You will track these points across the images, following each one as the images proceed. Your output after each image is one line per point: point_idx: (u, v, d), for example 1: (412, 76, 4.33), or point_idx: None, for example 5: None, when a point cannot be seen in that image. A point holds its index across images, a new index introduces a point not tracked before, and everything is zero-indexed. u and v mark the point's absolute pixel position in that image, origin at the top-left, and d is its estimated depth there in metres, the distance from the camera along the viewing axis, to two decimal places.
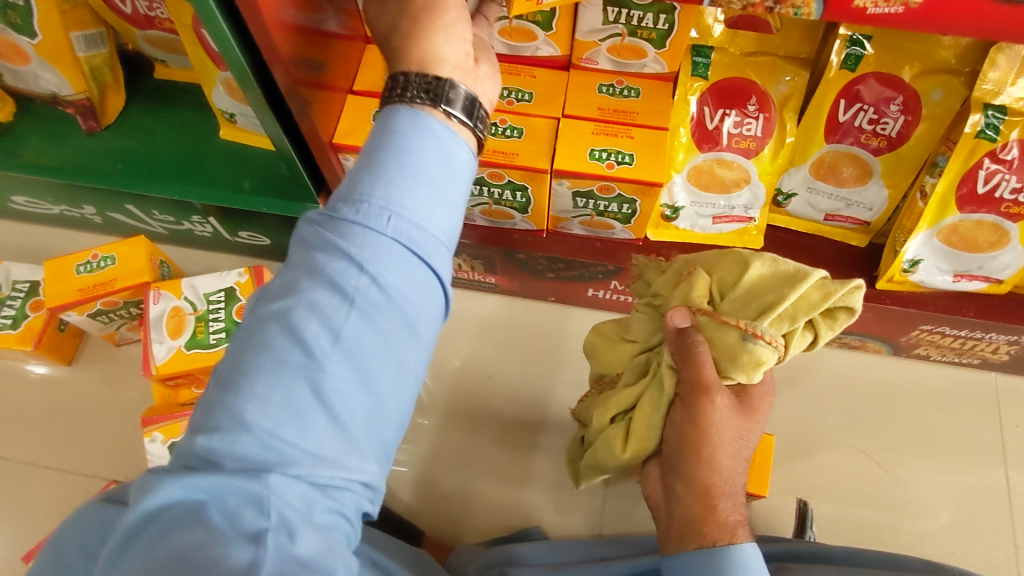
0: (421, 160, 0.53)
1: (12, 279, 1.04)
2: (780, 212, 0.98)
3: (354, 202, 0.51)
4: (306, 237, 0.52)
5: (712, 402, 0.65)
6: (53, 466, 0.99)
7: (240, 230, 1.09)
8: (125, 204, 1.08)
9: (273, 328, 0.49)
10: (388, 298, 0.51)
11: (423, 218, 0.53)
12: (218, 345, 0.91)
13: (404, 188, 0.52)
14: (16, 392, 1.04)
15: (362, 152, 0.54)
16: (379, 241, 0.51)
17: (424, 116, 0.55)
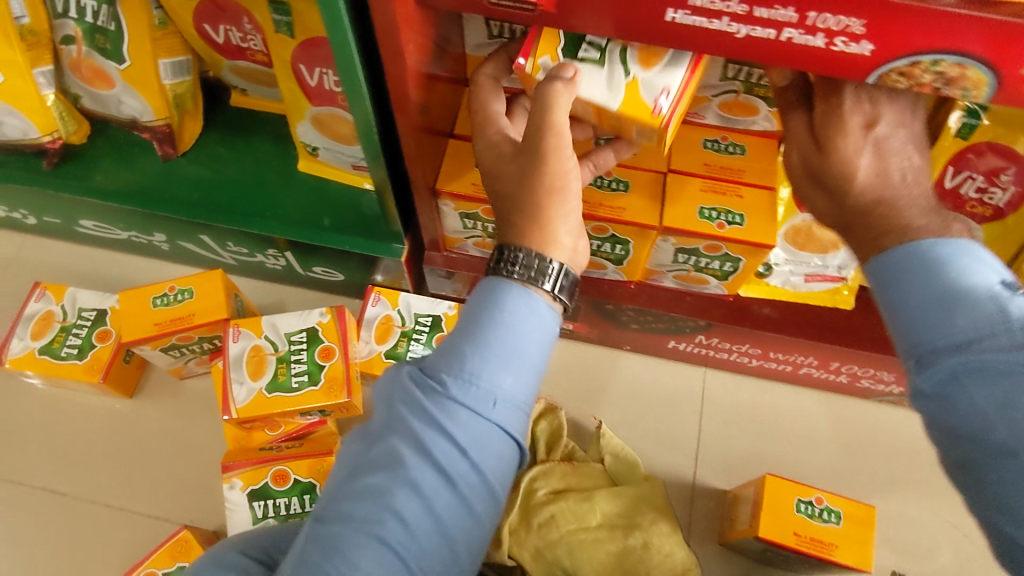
0: (522, 341, 0.57)
1: (78, 307, 1.01)
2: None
3: (459, 382, 0.56)
4: (406, 401, 0.56)
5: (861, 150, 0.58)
6: (114, 505, 0.97)
7: (314, 265, 1.07)
8: (198, 234, 1.05)
9: (372, 496, 0.53)
10: (479, 476, 0.56)
11: (518, 400, 0.57)
12: (301, 389, 0.89)
13: (505, 375, 0.56)
14: (78, 423, 1.02)
15: (463, 323, 0.58)
16: (476, 424, 0.55)
17: (532, 298, 0.59)
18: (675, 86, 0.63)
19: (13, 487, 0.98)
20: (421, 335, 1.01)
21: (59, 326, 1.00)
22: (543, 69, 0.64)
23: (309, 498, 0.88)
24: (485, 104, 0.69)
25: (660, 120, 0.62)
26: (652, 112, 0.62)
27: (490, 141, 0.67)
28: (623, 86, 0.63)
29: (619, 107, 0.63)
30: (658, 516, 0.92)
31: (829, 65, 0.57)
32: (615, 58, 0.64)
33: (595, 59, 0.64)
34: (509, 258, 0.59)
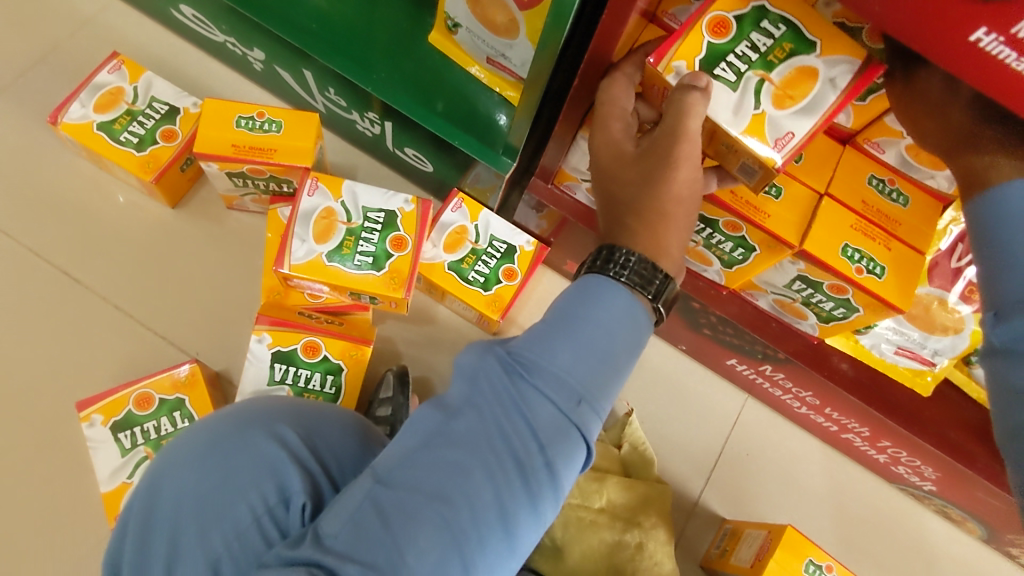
0: (619, 348, 0.54)
1: (151, 95, 0.93)
2: (972, 379, 0.89)
3: (551, 375, 0.50)
4: (486, 382, 0.51)
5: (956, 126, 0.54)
6: (125, 310, 0.91)
7: (406, 147, 0.99)
8: (300, 68, 0.96)
9: (439, 476, 0.48)
10: (555, 475, 0.49)
11: (603, 402, 0.52)
12: (361, 270, 0.82)
13: (596, 372, 0.52)
14: (113, 214, 0.95)
15: (562, 316, 0.53)
16: (559, 420, 0.50)
17: (635, 303, 0.56)
18: (800, 134, 0.59)
19: (27, 254, 0.92)
20: (490, 259, 0.95)
21: (126, 108, 0.91)
22: (676, 73, 0.59)
23: (331, 379, 0.82)
24: (610, 98, 0.65)
25: (773, 163, 0.59)
26: (771, 152, 0.58)
27: (611, 139, 0.64)
28: (748, 118, 0.59)
29: (739, 135, 0.59)
30: (660, 521, 0.89)
31: (997, 86, 0.43)
32: (751, 88, 0.59)
33: (729, 83, 0.58)
34: (618, 260, 0.57)
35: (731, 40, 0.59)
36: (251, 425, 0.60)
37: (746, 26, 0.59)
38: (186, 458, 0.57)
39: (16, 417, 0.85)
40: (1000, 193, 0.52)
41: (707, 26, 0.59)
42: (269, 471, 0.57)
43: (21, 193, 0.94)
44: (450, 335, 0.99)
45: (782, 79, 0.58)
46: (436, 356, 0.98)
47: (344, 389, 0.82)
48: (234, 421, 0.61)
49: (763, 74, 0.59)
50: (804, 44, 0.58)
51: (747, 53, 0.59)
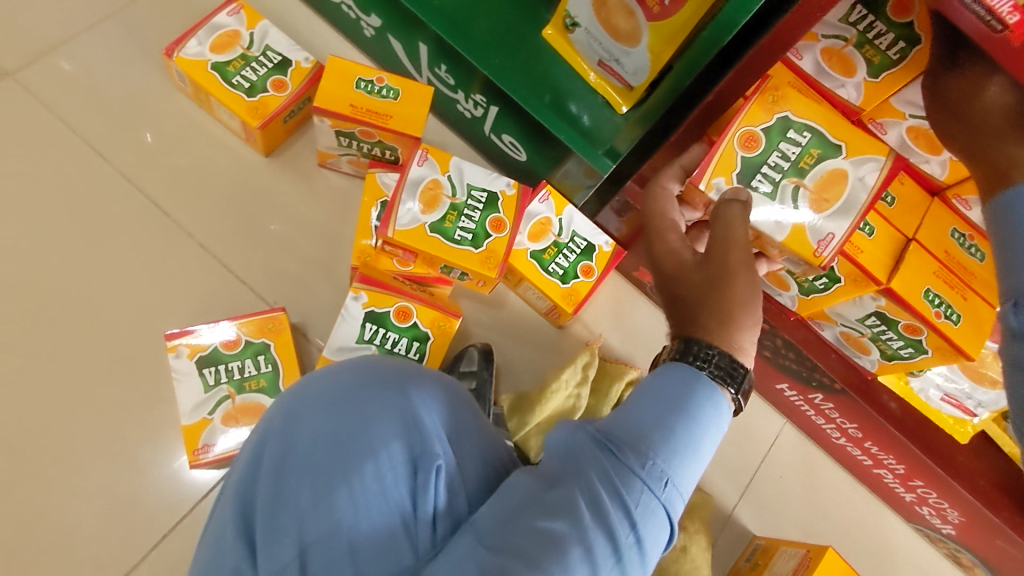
0: (704, 436, 0.57)
1: (266, 44, 0.94)
2: (1006, 433, 0.92)
3: (642, 456, 0.53)
4: (580, 458, 0.54)
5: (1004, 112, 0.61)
6: (207, 249, 0.92)
7: (504, 134, 1.02)
8: (415, 40, 0.98)
9: (535, 543, 0.49)
10: (645, 555, 0.51)
11: (686, 488, 0.55)
12: (461, 245, 0.84)
13: (685, 463, 0.55)
14: (207, 153, 0.95)
15: (650, 402, 0.58)
16: (654, 504, 0.52)
17: (718, 395, 0.59)
18: (839, 233, 0.74)
19: (120, 179, 0.92)
20: (570, 255, 0.97)
21: (241, 52, 0.92)
22: (716, 188, 0.75)
23: (416, 346, 0.84)
24: (662, 211, 0.77)
25: (820, 259, 0.74)
26: (814, 250, 0.74)
27: (670, 248, 0.72)
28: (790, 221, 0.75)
29: (784, 239, 0.75)
30: (702, 528, 0.93)
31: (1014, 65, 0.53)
32: (787, 195, 0.75)
33: (767, 193, 0.75)
34: (697, 352, 0.61)
35: (761, 154, 0.76)
36: (383, 385, 0.58)
37: (774, 138, 0.76)
38: (318, 409, 0.55)
39: (90, 337, 0.85)
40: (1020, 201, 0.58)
41: (738, 142, 0.76)
42: (402, 436, 0.54)
43: (118, 118, 0.94)
44: (516, 322, 1.02)
45: (813, 184, 0.75)
46: (501, 340, 1.00)
47: (427, 358, 0.84)
48: (367, 378, 0.58)
49: (796, 181, 0.75)
50: (828, 148, 0.76)
51: (778, 162, 0.76)
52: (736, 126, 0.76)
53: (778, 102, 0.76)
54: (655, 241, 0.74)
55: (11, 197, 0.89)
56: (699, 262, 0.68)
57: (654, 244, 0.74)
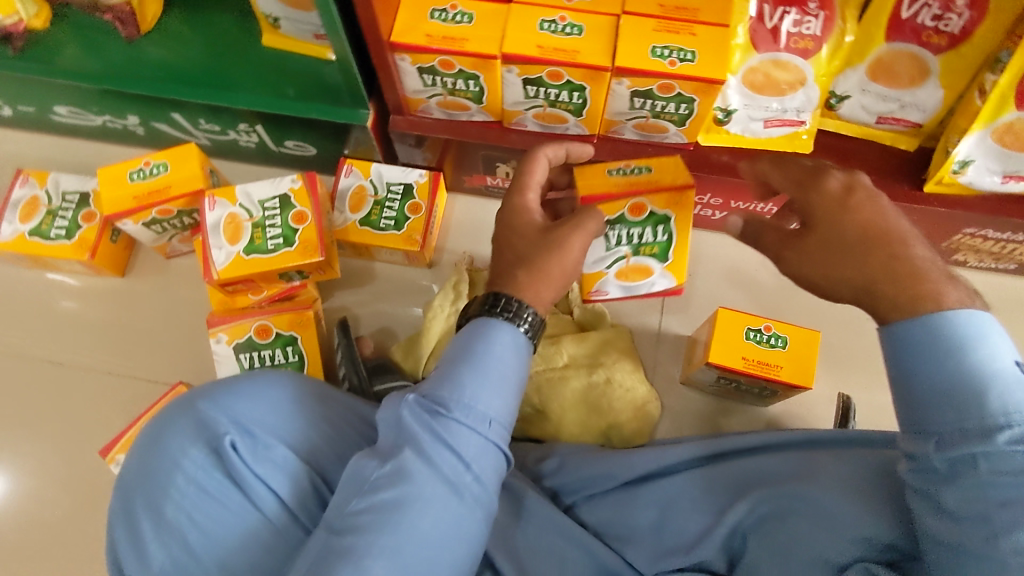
0: (513, 367, 0.64)
1: (62, 191, 1.04)
2: (838, 119, 0.98)
3: (462, 407, 0.61)
4: (407, 423, 0.61)
5: (884, 250, 0.59)
6: (116, 373, 1.03)
7: (286, 141, 1.10)
8: (169, 113, 1.08)
9: (381, 510, 0.58)
10: (483, 486, 0.61)
11: (510, 418, 0.64)
12: (277, 252, 0.93)
13: (500, 400, 0.63)
14: (76, 300, 1.07)
15: (461, 350, 0.64)
16: (479, 444, 0.61)
17: (520, 330, 0.65)
18: (611, 295, 0.87)
19: (18, 359, 1.04)
20: (394, 204, 1.05)
21: (47, 209, 1.03)
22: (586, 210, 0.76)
23: (292, 349, 0.94)
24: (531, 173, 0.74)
25: (587, 298, 0.88)
26: (589, 295, 0.88)
27: (525, 206, 0.72)
28: (598, 268, 0.85)
29: (585, 273, 0.86)
30: (621, 356, 1.00)
31: None
32: (613, 254, 0.84)
33: (604, 242, 0.84)
34: (503, 301, 0.65)
35: (636, 220, 0.82)
36: (178, 408, 0.68)
37: (648, 220, 0.82)
38: (136, 452, 0.67)
39: (63, 489, 0.98)
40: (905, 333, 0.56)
41: (628, 205, 0.81)
42: (200, 437, 0.65)
43: None
44: (389, 284, 1.10)
45: (633, 263, 0.85)
46: (389, 304, 1.09)
47: (305, 352, 0.94)
48: (167, 412, 0.69)
49: (628, 254, 0.84)
50: (661, 253, 0.84)
51: (630, 236, 0.83)
52: (641, 194, 0.80)
53: (677, 202, 0.81)
54: (515, 191, 0.73)
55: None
56: (542, 233, 0.69)
57: (513, 196, 0.73)
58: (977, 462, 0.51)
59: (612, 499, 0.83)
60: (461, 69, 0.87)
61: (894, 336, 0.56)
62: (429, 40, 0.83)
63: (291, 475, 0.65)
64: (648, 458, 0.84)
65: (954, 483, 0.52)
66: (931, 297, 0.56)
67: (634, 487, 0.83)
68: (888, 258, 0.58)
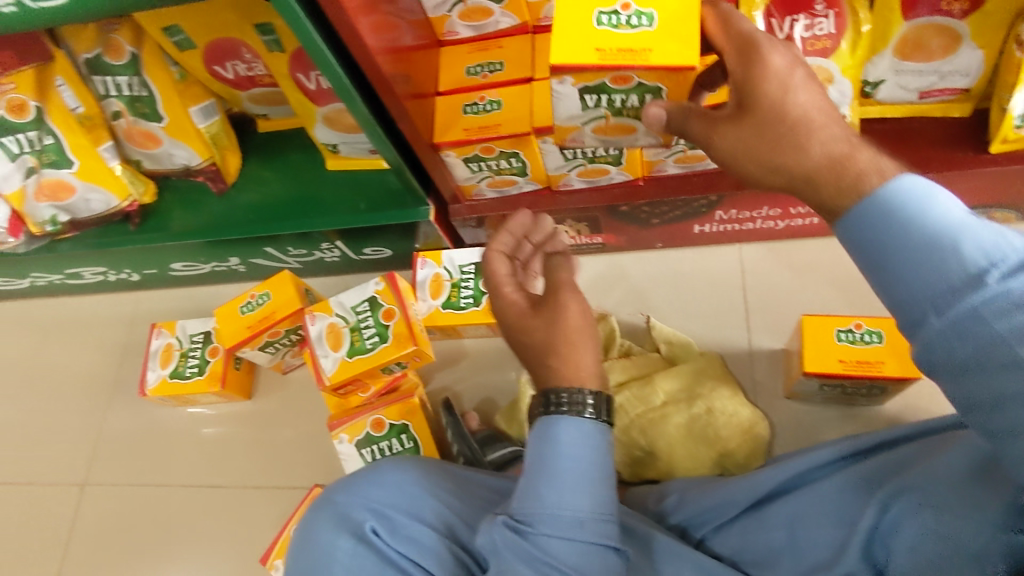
0: (589, 460, 0.61)
1: (189, 333, 1.19)
2: (875, 104, 0.99)
3: (548, 518, 0.59)
4: (502, 549, 0.60)
5: (813, 143, 0.53)
6: (259, 486, 1.14)
7: (364, 248, 1.21)
8: (263, 248, 1.22)
9: None
10: None
11: (603, 511, 0.61)
12: (376, 348, 1.02)
13: (585, 499, 0.60)
14: (217, 428, 1.21)
15: (533, 460, 0.62)
16: (575, 549, 0.59)
17: (584, 420, 0.62)
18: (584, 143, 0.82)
19: (175, 489, 1.17)
20: (469, 282, 1.13)
21: (179, 352, 1.18)
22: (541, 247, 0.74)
23: (406, 436, 1.01)
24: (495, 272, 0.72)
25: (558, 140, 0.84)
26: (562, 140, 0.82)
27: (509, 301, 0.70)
28: (571, 124, 0.77)
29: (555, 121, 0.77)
30: (717, 382, 1.01)
31: None
32: (588, 116, 0.75)
33: (584, 105, 0.72)
34: (555, 400, 0.62)
35: (620, 87, 0.68)
36: (319, 507, 0.75)
37: (636, 91, 0.68)
38: (288, 558, 0.73)
39: None
40: (866, 212, 0.47)
41: (613, 77, 0.66)
42: (343, 528, 0.71)
43: (151, 454, 1.21)
44: (482, 357, 1.16)
45: (613, 124, 0.75)
46: (485, 376, 1.15)
47: (418, 437, 1.01)
48: (309, 516, 0.75)
49: (609, 116, 0.74)
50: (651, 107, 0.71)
51: (615, 97, 0.70)
52: (637, 69, 0.63)
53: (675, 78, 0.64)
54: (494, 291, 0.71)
55: (120, 554, 1.15)
56: (533, 316, 0.67)
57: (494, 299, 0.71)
58: (981, 313, 0.42)
59: (741, 526, 0.83)
60: (501, 151, 0.94)
61: (879, 209, 0.47)
62: (468, 133, 0.92)
63: (432, 550, 0.69)
64: (769, 477, 0.83)
65: (971, 373, 0.43)
66: (873, 171, 0.49)
67: (759, 511, 0.82)
68: (824, 144, 0.52)
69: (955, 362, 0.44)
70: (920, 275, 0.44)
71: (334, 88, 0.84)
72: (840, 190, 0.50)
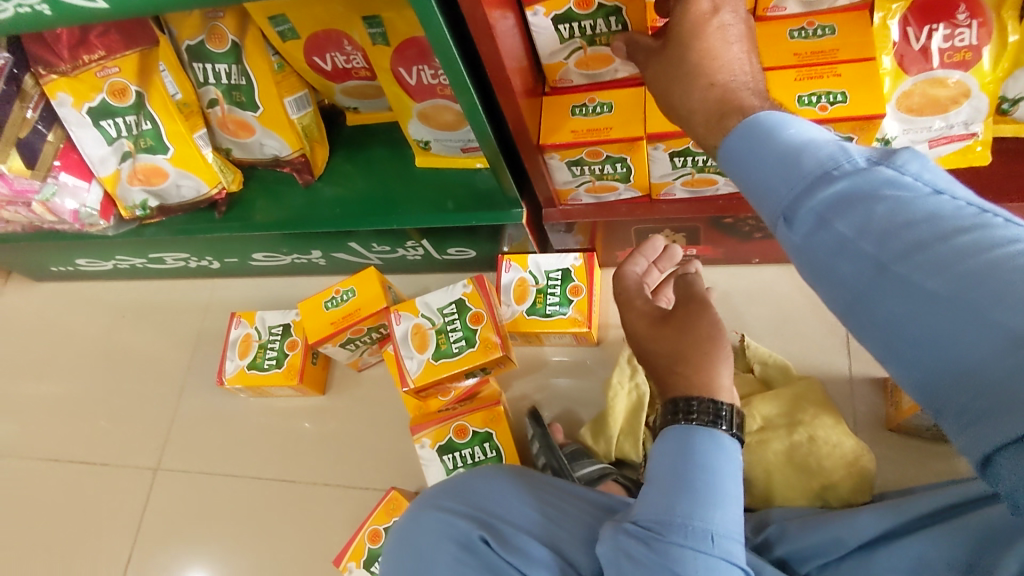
0: (722, 474, 0.61)
1: (268, 325, 1.18)
2: (1009, 122, 0.93)
3: (680, 528, 0.59)
4: (630, 555, 0.61)
5: (703, 81, 0.62)
6: (332, 483, 1.13)
7: (448, 248, 1.19)
8: (346, 242, 1.20)
9: None
10: None
11: (736, 528, 0.60)
12: (462, 352, 0.99)
13: (717, 512, 0.59)
14: (290, 421, 1.20)
15: (663, 467, 0.63)
16: (705, 564, 0.58)
17: (719, 434, 0.62)
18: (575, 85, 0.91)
19: (247, 480, 1.17)
20: (556, 289, 1.09)
21: (257, 344, 1.18)
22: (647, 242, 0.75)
23: (489, 445, 0.98)
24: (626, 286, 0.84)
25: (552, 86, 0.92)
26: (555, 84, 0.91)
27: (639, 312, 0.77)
28: (557, 60, 0.87)
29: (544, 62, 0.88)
30: (820, 410, 0.96)
31: None
32: (570, 48, 0.85)
33: (560, 37, 0.83)
34: (698, 408, 0.62)
35: (584, 15, 0.80)
36: (421, 510, 0.76)
37: (598, 16, 0.80)
38: (391, 560, 0.74)
39: None
40: (744, 131, 0.55)
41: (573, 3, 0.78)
42: (449, 535, 0.71)
43: (223, 443, 1.21)
44: (564, 367, 1.13)
45: (590, 53, 0.85)
46: (567, 386, 1.11)
47: (502, 446, 0.98)
48: (411, 518, 0.76)
49: (585, 45, 0.84)
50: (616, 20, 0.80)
51: (585, 27, 0.81)
52: None
53: None
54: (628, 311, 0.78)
55: (190, 542, 1.14)
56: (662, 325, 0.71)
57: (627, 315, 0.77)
58: (831, 220, 0.48)
59: (850, 568, 0.76)
60: (608, 155, 0.90)
61: (750, 136, 0.54)
62: (576, 135, 0.88)
63: (542, 563, 0.67)
64: (880, 517, 0.76)
65: (816, 246, 0.49)
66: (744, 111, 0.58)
67: (870, 553, 0.76)
68: (707, 87, 0.62)
69: (820, 267, 0.49)
70: (778, 186, 0.51)
71: (447, 77, 0.83)
72: (711, 129, 0.60)
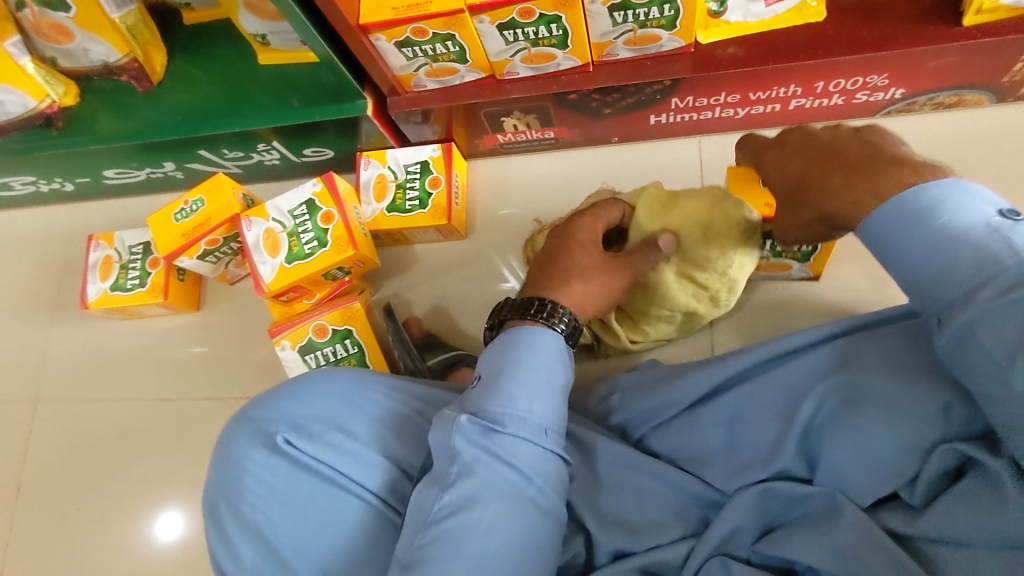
0: (553, 372, 0.68)
1: (128, 245, 1.14)
2: None
3: (517, 420, 0.64)
4: (470, 444, 0.62)
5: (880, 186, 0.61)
6: (212, 397, 1.13)
7: (306, 149, 1.15)
8: (197, 151, 1.15)
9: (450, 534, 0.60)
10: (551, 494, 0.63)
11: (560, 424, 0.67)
12: (315, 253, 0.97)
13: (547, 405, 0.66)
14: (168, 340, 1.18)
15: (506, 364, 0.67)
16: (536, 452, 0.64)
17: (546, 334, 0.70)
18: None
19: (128, 403, 1.16)
20: (415, 183, 1.07)
21: (119, 265, 1.14)
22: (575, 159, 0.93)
23: (349, 341, 0.98)
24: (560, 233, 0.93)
25: None
26: None
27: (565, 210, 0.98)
28: None
29: None
30: None
31: None
32: None
33: None
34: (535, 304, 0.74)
35: None
36: (240, 420, 0.75)
37: None
38: (212, 468, 0.74)
39: (191, 505, 1.09)
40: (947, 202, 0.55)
41: None
42: (259, 440, 0.72)
43: (101, 369, 1.19)
44: (433, 262, 1.12)
45: None
46: (437, 280, 1.12)
47: (363, 343, 0.98)
48: (232, 428, 0.75)
49: None
50: None
51: None
52: None
53: None
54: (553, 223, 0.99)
55: (77, 468, 1.15)
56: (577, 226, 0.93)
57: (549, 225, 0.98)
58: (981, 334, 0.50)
59: (678, 427, 0.80)
60: (435, 33, 0.86)
61: (913, 206, 0.56)
62: (397, 13, 0.84)
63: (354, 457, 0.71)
64: (703, 378, 0.79)
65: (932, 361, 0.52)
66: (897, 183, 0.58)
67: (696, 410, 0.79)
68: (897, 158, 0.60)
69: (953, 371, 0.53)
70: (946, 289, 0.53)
71: None
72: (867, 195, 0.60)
